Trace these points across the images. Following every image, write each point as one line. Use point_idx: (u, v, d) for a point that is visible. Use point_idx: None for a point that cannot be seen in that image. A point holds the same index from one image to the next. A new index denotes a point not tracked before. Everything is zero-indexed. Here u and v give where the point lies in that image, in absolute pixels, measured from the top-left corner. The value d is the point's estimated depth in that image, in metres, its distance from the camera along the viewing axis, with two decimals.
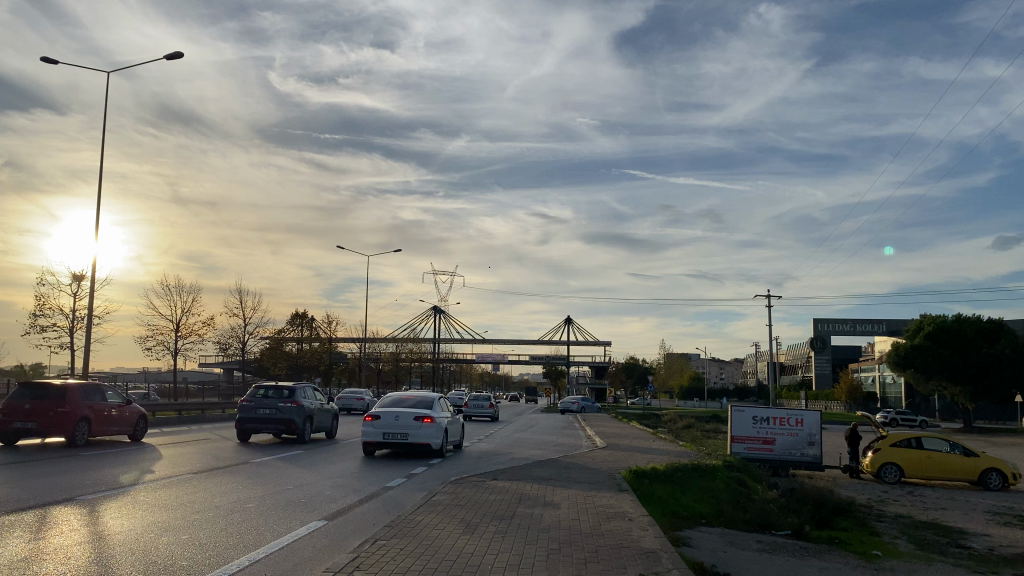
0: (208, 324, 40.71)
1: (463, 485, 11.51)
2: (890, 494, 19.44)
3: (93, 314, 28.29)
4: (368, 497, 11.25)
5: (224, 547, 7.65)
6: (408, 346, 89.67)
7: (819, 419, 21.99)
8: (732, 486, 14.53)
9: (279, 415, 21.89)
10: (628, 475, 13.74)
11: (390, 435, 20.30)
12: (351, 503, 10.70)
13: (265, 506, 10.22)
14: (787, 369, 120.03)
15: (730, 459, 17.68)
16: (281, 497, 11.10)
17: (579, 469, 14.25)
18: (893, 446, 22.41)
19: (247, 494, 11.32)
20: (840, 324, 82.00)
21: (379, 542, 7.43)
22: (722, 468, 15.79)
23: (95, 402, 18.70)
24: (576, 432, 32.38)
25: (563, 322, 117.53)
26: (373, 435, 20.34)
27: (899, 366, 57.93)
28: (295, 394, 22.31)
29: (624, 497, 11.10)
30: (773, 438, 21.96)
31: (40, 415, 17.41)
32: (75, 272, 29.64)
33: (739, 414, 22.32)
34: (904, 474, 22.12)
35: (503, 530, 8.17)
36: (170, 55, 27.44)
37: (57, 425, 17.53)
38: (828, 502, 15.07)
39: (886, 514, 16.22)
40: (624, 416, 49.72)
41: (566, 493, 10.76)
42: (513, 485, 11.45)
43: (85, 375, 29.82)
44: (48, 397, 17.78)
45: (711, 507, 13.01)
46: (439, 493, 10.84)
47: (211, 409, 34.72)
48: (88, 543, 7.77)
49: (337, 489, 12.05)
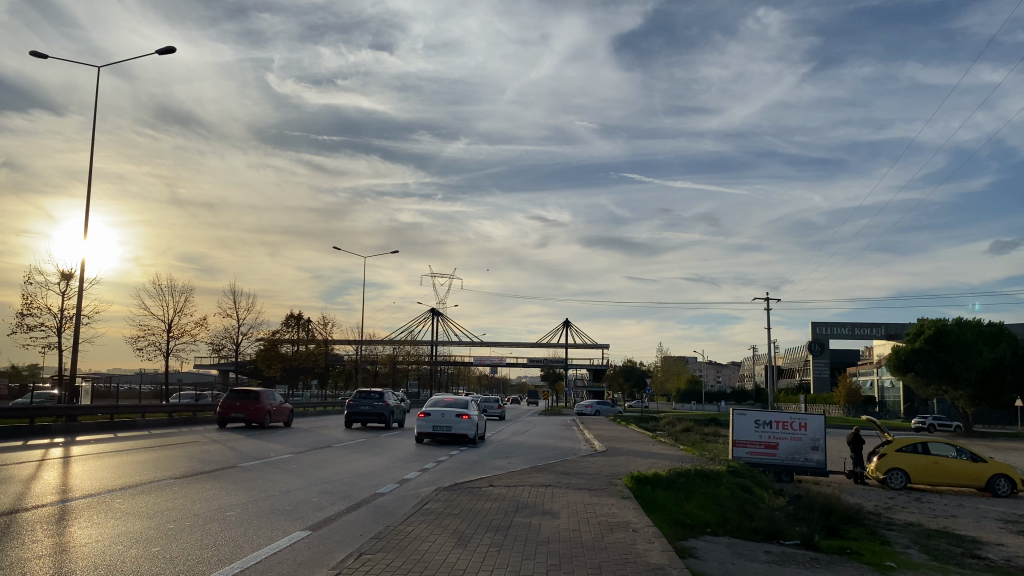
0: (201, 324, 40.10)
1: (458, 492, 10.93)
2: (898, 501, 18.88)
3: (82, 314, 27.73)
4: (357, 505, 10.69)
5: (195, 560, 7.12)
6: (405, 348, 88.99)
7: (823, 423, 21.51)
8: (737, 493, 13.99)
9: (374, 409, 31.13)
10: (629, 480, 13.17)
11: (438, 429, 24.35)
12: (337, 511, 10.14)
13: (246, 515, 9.68)
14: (785, 372, 119.33)
15: (731, 464, 17.14)
16: (264, 505, 10.55)
17: (579, 474, 13.64)
18: (899, 451, 21.88)
19: (229, 501, 10.79)
20: (838, 327, 81.44)
21: (364, 556, 6.88)
22: (727, 474, 15.23)
23: (272, 402, 29.35)
24: (576, 434, 31.71)
25: (563, 326, 115.58)
26: (424, 428, 24.42)
27: (899, 370, 57.34)
28: (383, 396, 31.37)
29: (627, 505, 10.54)
30: (775, 442, 21.43)
31: (245, 409, 28.36)
32: (63, 271, 29.11)
33: (740, 418, 21.76)
34: (910, 480, 21.56)
35: (498, 543, 7.61)
36: (162, 51, 26.89)
37: (252, 414, 28.45)
38: (836, 510, 14.51)
39: (893, 521, 15.70)
40: (623, 418, 48.25)
41: (567, 501, 10.19)
42: (511, 492, 10.88)
43: (73, 376, 29.38)
44: (247, 397, 28.61)
45: (715, 515, 12.46)
46: (432, 500, 10.26)
47: (203, 410, 34.25)
48: (51, 557, 7.22)
49: (325, 496, 11.49)
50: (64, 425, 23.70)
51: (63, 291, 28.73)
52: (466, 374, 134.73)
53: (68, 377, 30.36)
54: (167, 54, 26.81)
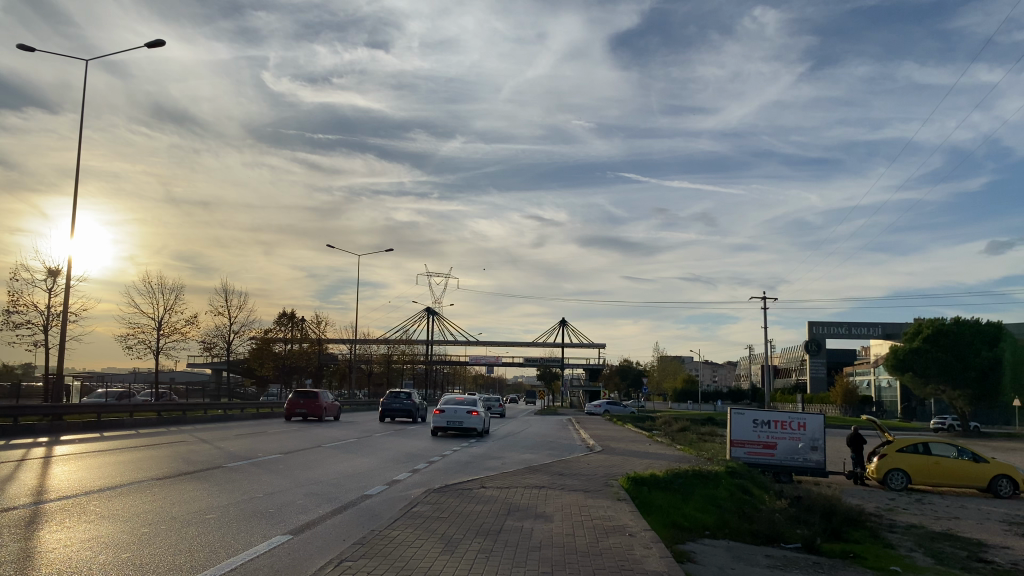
0: (192, 323, 39.61)
1: (448, 494, 10.53)
2: (899, 502, 18.53)
3: (69, 311, 27.26)
4: (343, 507, 10.26)
5: (166, 567, 6.72)
6: (400, 348, 88.58)
7: (822, 423, 21.13)
8: (737, 494, 13.59)
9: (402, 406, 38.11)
10: (626, 481, 12.76)
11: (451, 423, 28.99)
12: (322, 513, 9.76)
13: (227, 518, 9.28)
14: (781, 373, 119.06)
15: (730, 464, 16.80)
16: (248, 506, 10.17)
17: (573, 475, 13.24)
18: (899, 452, 21.53)
19: (210, 503, 10.38)
20: (835, 327, 81.14)
21: (345, 563, 6.48)
22: (726, 475, 14.86)
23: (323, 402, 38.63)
24: (570, 434, 31.34)
25: (559, 326, 115.17)
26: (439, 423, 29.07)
27: (897, 370, 56.95)
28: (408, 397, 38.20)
29: (624, 507, 10.14)
30: (774, 442, 21.06)
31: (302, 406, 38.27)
32: (50, 268, 28.67)
33: (738, 417, 21.39)
34: (910, 481, 21.23)
35: (487, 547, 7.22)
36: (151, 45, 26.53)
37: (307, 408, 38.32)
38: (838, 512, 14.14)
39: (896, 523, 15.34)
40: (620, 418, 47.93)
41: (561, 504, 9.78)
42: (503, 494, 10.47)
43: (61, 374, 28.88)
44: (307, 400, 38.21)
45: (714, 518, 12.08)
46: (422, 502, 9.87)
47: (192, 409, 33.76)
48: (14, 563, 6.82)
49: (311, 498, 11.08)
50: (48, 424, 23.20)
51: (50, 289, 28.29)
52: (461, 373, 134.45)
53: (55, 376, 29.84)
54: (156, 47, 26.46)
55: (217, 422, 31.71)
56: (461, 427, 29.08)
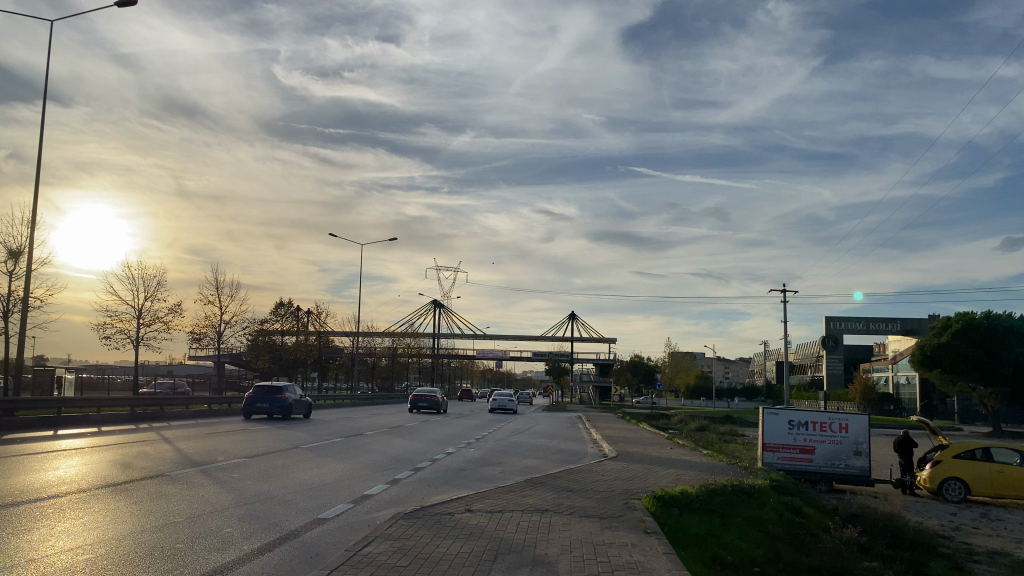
0: (173, 310, 37.13)
1: (418, 525, 7.92)
2: (965, 519, 15.84)
3: (31, 296, 25.02)
4: (281, 540, 7.76)
5: None
6: (404, 342, 85.86)
7: (867, 424, 18.49)
8: (789, 516, 10.97)
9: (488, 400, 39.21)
10: (651, 503, 10.16)
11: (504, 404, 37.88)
12: (246, 552, 7.20)
13: (105, 561, 6.75)
14: (797, 368, 116.03)
15: (772, 475, 14.15)
16: (156, 539, 7.68)
17: (582, 493, 10.56)
18: (956, 458, 18.90)
19: (109, 533, 7.88)
20: (852, 322, 77.87)
21: None
22: (772, 491, 12.21)
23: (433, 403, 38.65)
24: (582, 435, 28.74)
25: (569, 319, 112.82)
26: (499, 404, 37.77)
27: (923, 365, 53.56)
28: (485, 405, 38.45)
29: (653, 545, 7.53)
30: (812, 447, 18.42)
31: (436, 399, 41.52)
32: (12, 249, 26.35)
33: (772, 418, 18.68)
34: (970, 492, 18.56)
35: None
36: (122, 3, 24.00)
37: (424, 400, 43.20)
38: (907, 537, 11.52)
39: (970, 548, 12.70)
40: (632, 415, 45.33)
41: (569, 541, 7.20)
42: (493, 525, 7.88)
43: (22, 364, 26.51)
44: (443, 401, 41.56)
45: (765, 549, 9.46)
46: (381, 537, 7.31)
47: (176, 402, 31.59)
48: None
49: (245, 525, 8.51)
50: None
51: (10, 272, 26.00)
52: (472, 369, 132.85)
53: (16, 365, 27.39)
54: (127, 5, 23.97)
55: (202, 418, 29.68)
56: (512, 413, 37.80)
